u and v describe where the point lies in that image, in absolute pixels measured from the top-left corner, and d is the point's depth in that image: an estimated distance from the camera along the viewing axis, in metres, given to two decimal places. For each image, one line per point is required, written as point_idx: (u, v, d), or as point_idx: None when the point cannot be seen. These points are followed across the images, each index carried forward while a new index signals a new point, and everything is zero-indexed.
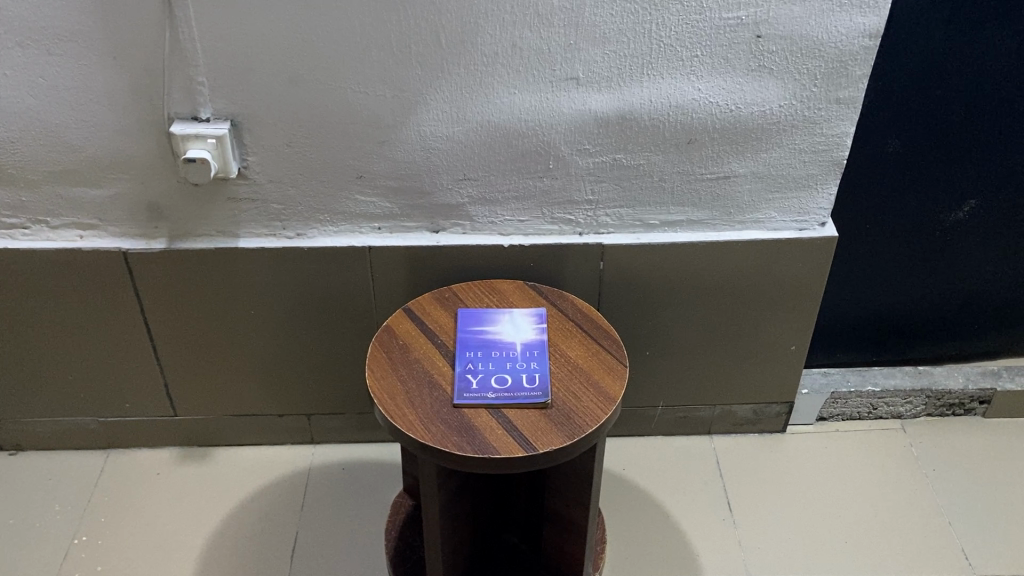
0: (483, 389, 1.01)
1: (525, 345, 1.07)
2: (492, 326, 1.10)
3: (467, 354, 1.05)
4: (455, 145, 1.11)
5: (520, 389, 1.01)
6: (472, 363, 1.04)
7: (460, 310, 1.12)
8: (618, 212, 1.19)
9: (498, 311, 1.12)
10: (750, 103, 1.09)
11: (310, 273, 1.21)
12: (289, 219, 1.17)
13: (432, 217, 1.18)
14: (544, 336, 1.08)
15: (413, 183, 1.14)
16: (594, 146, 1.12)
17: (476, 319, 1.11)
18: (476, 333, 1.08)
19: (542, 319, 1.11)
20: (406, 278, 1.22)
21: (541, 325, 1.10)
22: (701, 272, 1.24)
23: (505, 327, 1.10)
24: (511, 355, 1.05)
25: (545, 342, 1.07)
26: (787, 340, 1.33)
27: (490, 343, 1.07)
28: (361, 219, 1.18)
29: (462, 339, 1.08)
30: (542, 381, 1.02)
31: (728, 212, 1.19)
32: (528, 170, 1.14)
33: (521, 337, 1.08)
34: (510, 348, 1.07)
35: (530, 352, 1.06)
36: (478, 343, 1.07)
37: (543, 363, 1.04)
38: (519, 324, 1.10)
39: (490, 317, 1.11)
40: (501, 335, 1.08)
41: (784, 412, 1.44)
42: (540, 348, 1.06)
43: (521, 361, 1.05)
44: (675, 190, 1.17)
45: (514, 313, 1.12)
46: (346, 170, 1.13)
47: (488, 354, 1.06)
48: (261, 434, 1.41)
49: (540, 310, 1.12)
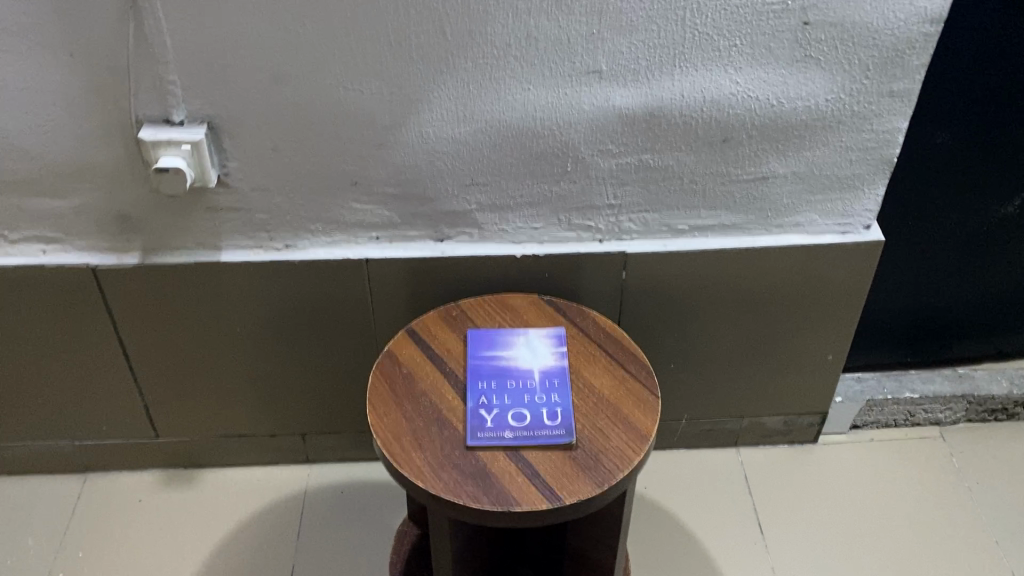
0: (499, 428, 0.90)
1: (544, 375, 0.96)
2: (507, 351, 0.99)
3: (479, 387, 0.94)
4: (462, 146, 0.99)
5: (541, 428, 0.90)
6: (485, 397, 0.93)
7: (469, 332, 1.01)
8: (642, 217, 1.07)
9: (512, 334, 1.01)
10: (794, 98, 0.97)
11: (301, 287, 1.10)
12: (275, 229, 1.05)
13: (436, 225, 1.06)
14: (565, 363, 0.97)
15: (414, 189, 1.02)
16: (617, 146, 1.00)
17: (488, 343, 0.99)
18: (488, 360, 0.97)
19: (562, 342, 1.00)
20: (408, 291, 1.10)
21: (561, 350, 0.99)
22: (733, 281, 1.13)
23: (521, 353, 0.98)
24: (529, 386, 0.94)
25: (567, 370, 0.96)
26: (823, 350, 1.22)
27: (505, 373, 0.96)
28: (357, 229, 1.06)
29: (473, 368, 0.96)
30: (565, 418, 0.91)
31: (765, 216, 1.08)
32: (543, 174, 1.02)
33: (540, 364, 0.97)
34: (527, 378, 0.95)
35: (550, 383, 0.95)
36: (491, 373, 0.96)
37: (566, 396, 0.93)
38: (536, 349, 0.99)
39: (503, 340, 1.00)
40: (516, 362, 0.97)
41: (816, 423, 1.33)
42: (560, 378, 0.95)
43: (540, 393, 0.94)
44: (707, 193, 1.05)
45: (530, 334, 1.01)
46: (340, 176, 1.00)
47: (503, 385, 0.94)
48: (252, 454, 1.30)
49: (559, 330, 1.01)
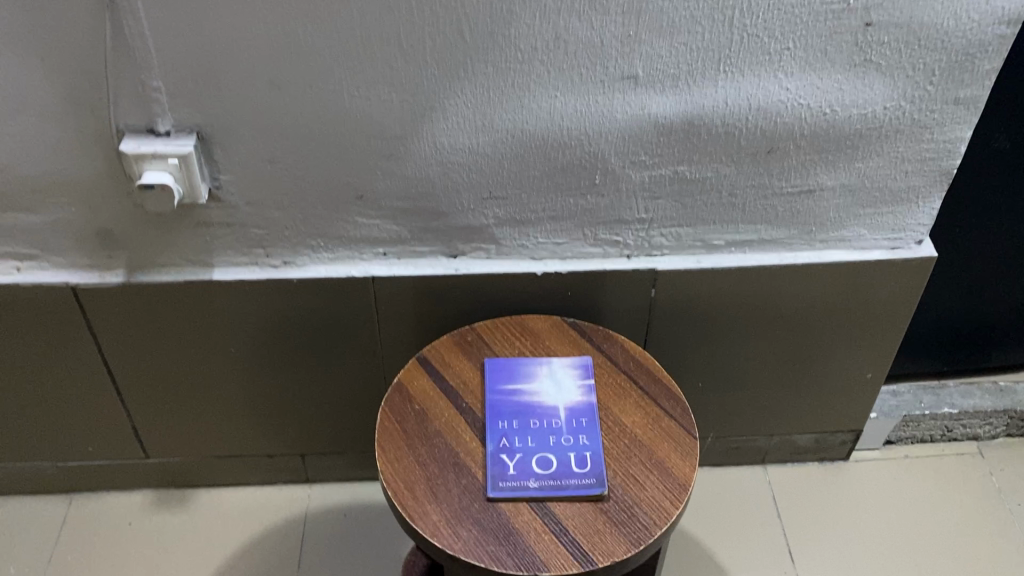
0: (523, 476, 0.82)
1: (570, 412, 0.87)
2: (529, 385, 0.90)
3: (500, 428, 0.86)
4: (480, 158, 0.89)
5: (568, 476, 0.81)
6: (506, 440, 0.85)
7: (487, 362, 0.92)
8: (675, 232, 0.98)
9: (534, 364, 0.92)
10: (849, 105, 0.87)
11: (302, 305, 1.01)
12: (272, 245, 0.96)
13: (449, 240, 0.97)
14: (593, 398, 0.89)
15: (427, 203, 0.93)
16: (652, 157, 0.90)
17: (508, 375, 0.91)
18: (509, 396, 0.89)
19: (589, 373, 0.91)
20: (418, 310, 1.01)
21: (588, 383, 0.90)
22: (770, 298, 1.04)
23: (544, 387, 0.90)
24: (554, 427, 0.86)
25: (595, 406, 0.88)
26: (862, 368, 1.14)
27: (527, 411, 0.87)
28: (363, 245, 0.96)
29: (492, 405, 0.88)
30: (595, 464, 0.83)
31: (809, 230, 0.99)
32: (569, 186, 0.92)
33: (565, 400, 0.88)
34: (552, 417, 0.87)
35: (577, 422, 0.86)
36: (512, 411, 0.87)
37: (595, 437, 0.85)
38: (560, 382, 0.90)
39: (524, 371, 0.91)
40: (540, 399, 0.89)
41: (849, 440, 1.25)
42: (588, 416, 0.87)
43: (567, 435, 0.85)
44: (747, 207, 0.96)
45: (554, 364, 0.92)
46: (344, 189, 0.91)
47: (525, 426, 0.86)
48: (249, 474, 1.22)
49: (585, 359, 0.92)
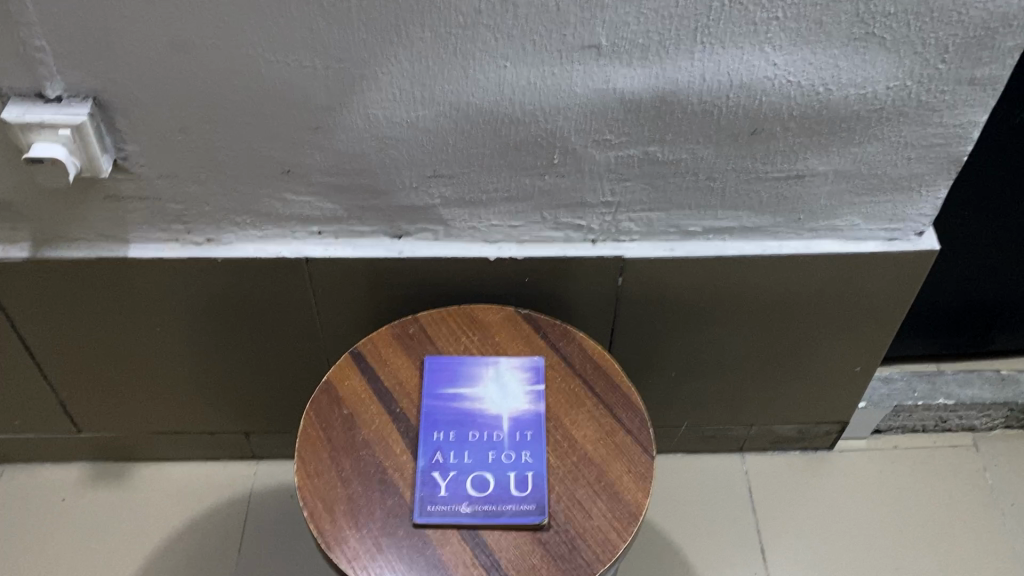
0: (454, 500, 0.73)
1: (514, 424, 0.78)
2: (471, 389, 0.81)
3: (434, 440, 0.77)
4: (422, 133, 0.78)
5: (505, 501, 0.73)
6: (440, 454, 0.76)
7: (427, 360, 0.82)
8: (646, 217, 0.87)
9: (479, 364, 0.83)
10: (845, 85, 0.75)
11: (231, 285, 0.91)
12: (193, 221, 0.86)
13: (391, 220, 0.86)
14: (540, 408, 0.80)
15: (364, 180, 0.82)
16: (618, 136, 0.79)
17: (448, 377, 0.81)
18: (447, 402, 0.80)
19: (539, 378, 0.82)
20: (359, 293, 0.92)
21: (537, 389, 0.81)
22: (752, 289, 0.94)
23: (488, 393, 0.81)
24: (495, 441, 0.77)
25: (542, 418, 0.79)
26: (851, 361, 1.04)
27: (466, 421, 0.79)
28: (295, 223, 0.86)
29: (427, 413, 0.79)
30: (537, 487, 0.74)
31: (797, 218, 0.88)
32: (523, 166, 0.81)
33: (510, 410, 0.79)
34: (493, 429, 0.78)
35: (521, 437, 0.78)
36: (449, 421, 0.78)
37: (539, 455, 0.76)
38: (506, 387, 0.81)
39: (467, 373, 0.82)
40: (482, 407, 0.80)
41: (834, 431, 1.17)
42: (534, 430, 0.78)
43: (508, 451, 0.77)
44: (726, 192, 0.85)
45: (501, 365, 0.83)
46: (268, 164, 0.80)
47: (463, 439, 0.77)
48: (190, 449, 1.15)
49: (536, 360, 0.83)
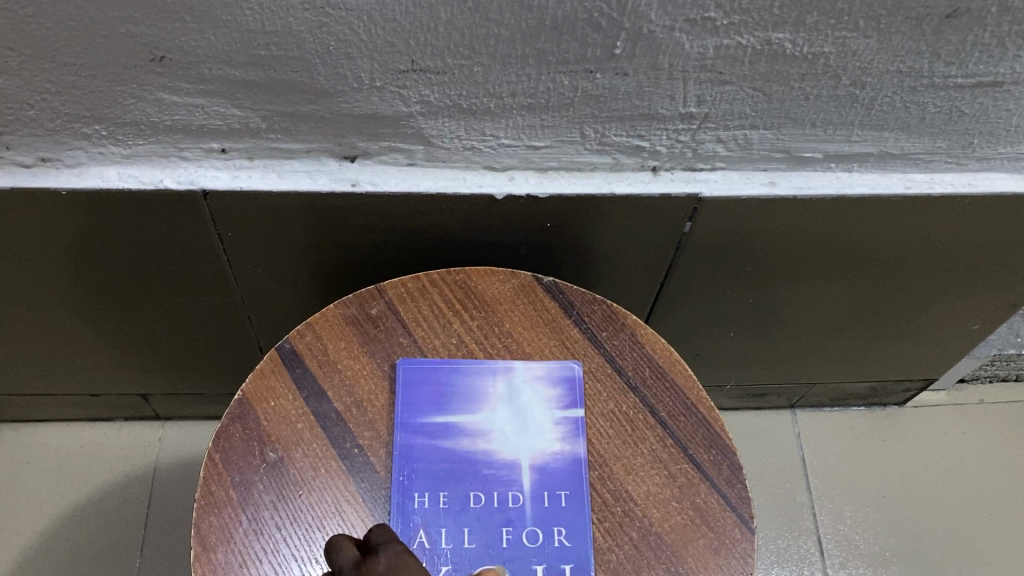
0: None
1: (539, 480, 0.51)
2: (470, 420, 0.53)
3: (414, 508, 0.49)
4: (395, 3, 0.44)
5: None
6: (425, 535, 0.49)
7: (401, 368, 0.53)
8: (741, 138, 0.56)
9: (482, 375, 0.54)
10: None
11: (92, 226, 0.59)
12: (14, 133, 0.52)
13: (341, 134, 0.54)
14: (578, 449, 0.52)
15: (294, 76, 0.48)
16: (729, 13, 0.46)
17: (436, 399, 0.53)
18: (434, 443, 0.52)
19: (575, 399, 0.54)
20: (295, 236, 0.61)
21: (572, 418, 0.53)
22: (872, 236, 0.65)
23: (497, 424, 0.53)
24: (510, 511, 0.50)
25: (582, 467, 0.52)
26: (969, 318, 0.77)
27: (464, 475, 0.51)
28: (186, 137, 0.54)
29: (403, 460, 0.51)
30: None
31: (969, 142, 0.58)
32: (563, 58, 0.48)
33: (531, 454, 0.52)
34: (507, 488, 0.51)
35: (551, 503, 0.50)
36: (437, 475, 0.51)
37: (579, 535, 0.49)
38: (525, 415, 0.53)
39: (464, 391, 0.54)
40: (488, 449, 0.52)
41: (915, 388, 0.92)
42: (570, 489, 0.51)
43: (530, 529, 0.50)
44: (874, 105, 0.54)
45: (517, 377, 0.54)
46: (124, 46, 0.46)
47: (460, 507, 0.50)
48: (70, 411, 0.85)
49: (570, 368, 0.55)
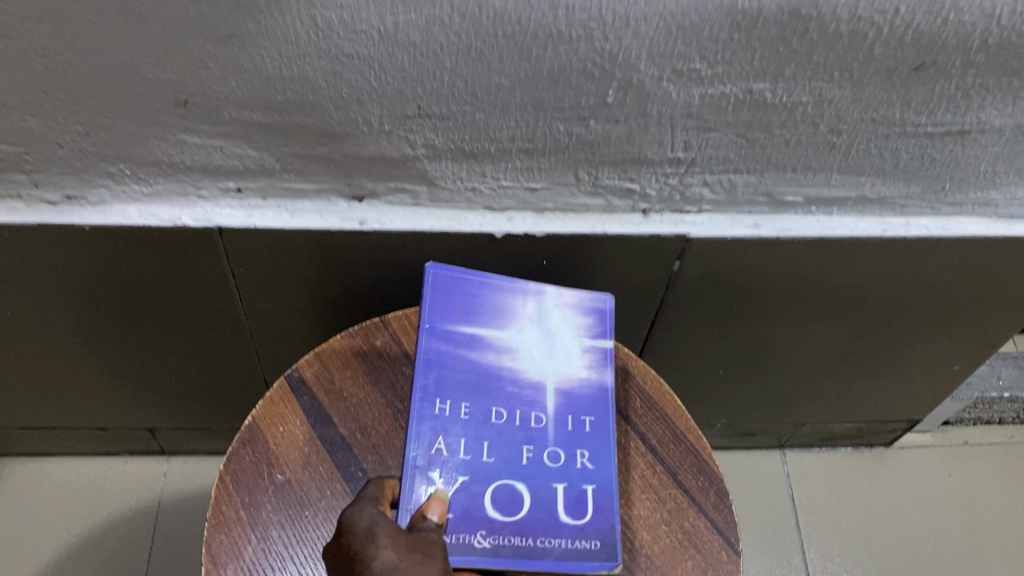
0: (465, 526, 0.48)
1: (562, 403, 0.54)
2: (498, 337, 0.55)
3: (435, 415, 0.51)
4: (403, 53, 0.47)
5: (548, 532, 0.49)
6: (444, 441, 0.51)
7: (431, 273, 0.55)
8: (726, 181, 0.59)
9: (511, 296, 0.57)
10: None
11: (111, 261, 0.62)
12: (42, 171, 0.56)
13: (349, 174, 0.57)
14: (603, 379, 0.56)
15: (308, 120, 0.52)
16: (712, 64, 0.49)
17: (465, 311, 0.55)
18: (461, 353, 0.54)
19: (604, 330, 0.57)
20: (303, 272, 0.64)
21: (599, 348, 0.57)
22: (852, 276, 0.68)
23: (525, 347, 0.56)
24: (533, 431, 0.53)
25: (606, 396, 0.55)
26: (951, 359, 0.80)
27: (489, 389, 0.53)
28: (204, 176, 0.57)
29: (429, 365, 0.53)
30: (600, 511, 0.50)
31: (941, 187, 0.61)
32: (558, 106, 0.52)
33: (556, 378, 0.55)
34: (530, 407, 0.54)
35: (574, 426, 0.53)
36: (462, 385, 0.53)
37: (601, 461, 0.52)
38: (552, 341, 0.56)
39: (492, 308, 0.56)
40: (513, 367, 0.55)
41: (901, 429, 0.94)
42: (593, 415, 0.54)
43: (553, 449, 0.52)
44: (851, 152, 0.57)
45: (548, 303, 0.57)
46: (151, 91, 0.49)
47: (482, 420, 0.52)
48: (78, 445, 0.87)
49: (602, 301, 0.58)
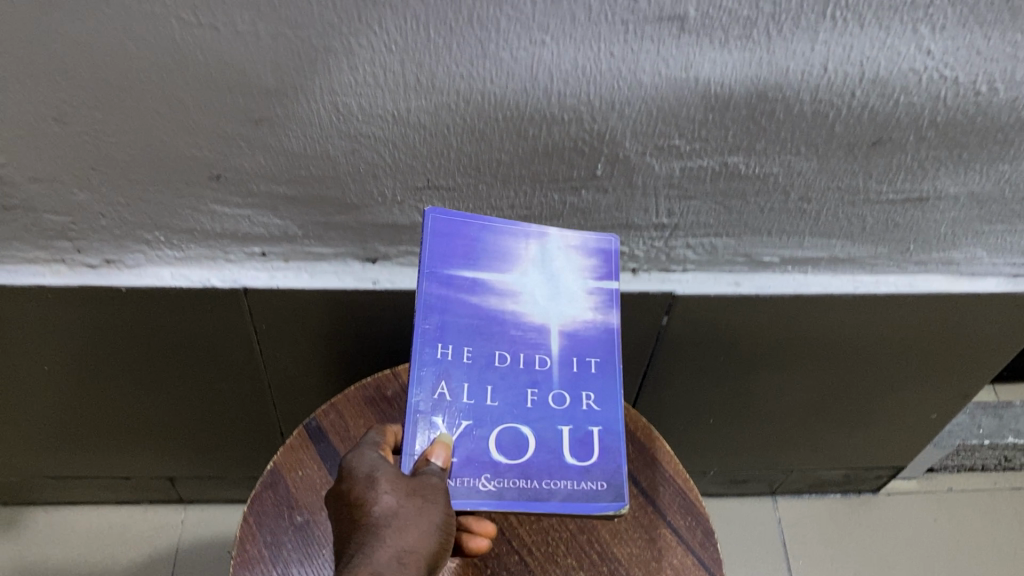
0: (468, 471, 0.46)
1: (568, 346, 0.52)
2: (500, 279, 0.52)
3: (436, 360, 0.49)
4: (415, 133, 0.53)
5: (554, 474, 0.47)
6: (446, 386, 0.49)
7: (431, 217, 0.52)
8: (708, 244, 0.65)
9: (513, 238, 0.54)
10: (1019, 83, 0.53)
11: (144, 318, 0.67)
12: (85, 238, 0.61)
13: (365, 240, 0.63)
14: (611, 320, 0.53)
15: (328, 192, 0.58)
16: (690, 141, 0.55)
17: (465, 253, 0.52)
18: (462, 297, 0.51)
19: (610, 271, 0.54)
20: (319, 329, 0.69)
21: (605, 289, 0.54)
22: (829, 330, 0.73)
23: (528, 287, 0.53)
24: (537, 373, 0.50)
25: (614, 337, 0.53)
26: (929, 408, 0.85)
27: (491, 332, 0.51)
28: (232, 242, 0.63)
29: (429, 310, 0.50)
30: (605, 453, 0.49)
31: (905, 249, 0.67)
32: (553, 178, 0.57)
33: (562, 320, 0.52)
34: (534, 350, 0.51)
35: (580, 368, 0.51)
36: (463, 330, 0.50)
37: (606, 404, 0.51)
38: (558, 281, 0.53)
39: (494, 249, 0.53)
40: (517, 310, 0.52)
41: (886, 476, 0.98)
42: (601, 357, 0.52)
43: (558, 392, 0.50)
44: (821, 217, 0.63)
45: (551, 244, 0.54)
46: (189, 167, 0.55)
47: (485, 363, 0.50)
48: (100, 494, 0.92)
49: (607, 243, 0.55)
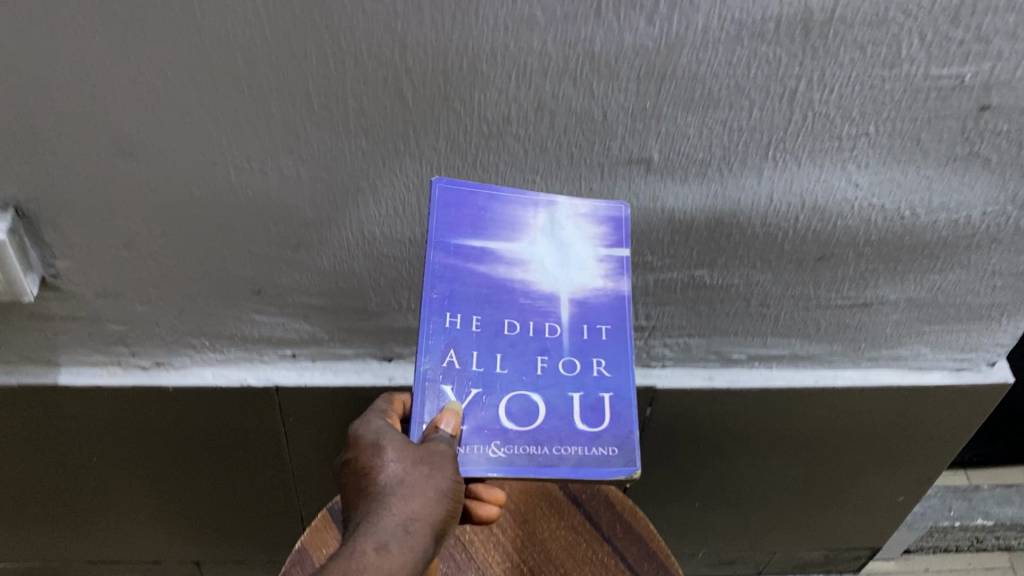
0: (479, 439, 0.48)
1: (577, 313, 0.51)
2: (510, 247, 0.51)
3: (445, 329, 0.49)
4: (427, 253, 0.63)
5: (565, 442, 0.48)
6: (456, 355, 0.49)
7: (437, 188, 0.51)
8: (683, 343, 0.74)
9: (520, 207, 0.53)
10: (936, 209, 0.63)
11: (186, 412, 0.75)
12: (140, 344, 0.71)
13: (383, 342, 0.72)
14: (622, 287, 0.52)
15: (352, 302, 0.67)
16: (661, 257, 0.65)
17: (473, 222, 0.51)
18: (469, 266, 0.50)
19: (619, 237, 0.53)
20: (340, 421, 0.77)
21: (614, 256, 0.53)
22: (796, 420, 0.81)
23: (538, 256, 0.52)
24: (547, 340, 0.50)
25: (625, 304, 0.52)
26: (896, 491, 0.92)
27: (501, 301, 0.50)
28: (267, 346, 0.72)
29: (436, 279, 0.50)
30: (616, 419, 0.49)
31: (857, 347, 0.76)
32: None
33: (571, 288, 0.52)
34: (544, 318, 0.51)
35: (590, 335, 0.51)
36: (472, 299, 0.50)
37: (616, 369, 0.51)
38: (567, 248, 0.52)
39: (502, 218, 0.52)
40: (526, 278, 0.51)
41: (864, 556, 1.04)
42: (611, 323, 0.52)
43: (568, 359, 0.50)
44: (780, 319, 0.72)
45: (561, 211, 0.53)
46: (236, 283, 0.65)
47: (495, 332, 0.50)
48: None
49: (616, 211, 0.54)
